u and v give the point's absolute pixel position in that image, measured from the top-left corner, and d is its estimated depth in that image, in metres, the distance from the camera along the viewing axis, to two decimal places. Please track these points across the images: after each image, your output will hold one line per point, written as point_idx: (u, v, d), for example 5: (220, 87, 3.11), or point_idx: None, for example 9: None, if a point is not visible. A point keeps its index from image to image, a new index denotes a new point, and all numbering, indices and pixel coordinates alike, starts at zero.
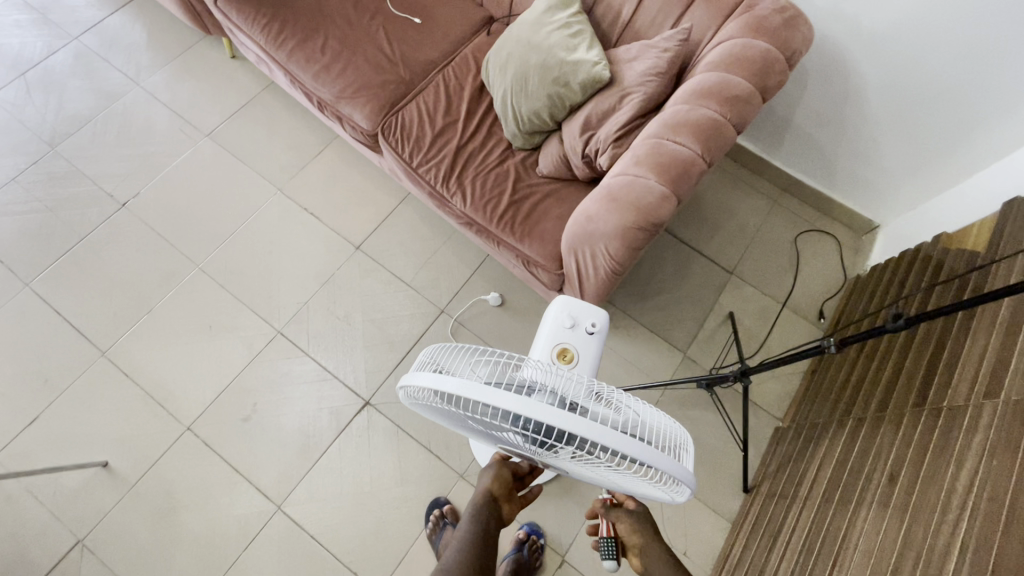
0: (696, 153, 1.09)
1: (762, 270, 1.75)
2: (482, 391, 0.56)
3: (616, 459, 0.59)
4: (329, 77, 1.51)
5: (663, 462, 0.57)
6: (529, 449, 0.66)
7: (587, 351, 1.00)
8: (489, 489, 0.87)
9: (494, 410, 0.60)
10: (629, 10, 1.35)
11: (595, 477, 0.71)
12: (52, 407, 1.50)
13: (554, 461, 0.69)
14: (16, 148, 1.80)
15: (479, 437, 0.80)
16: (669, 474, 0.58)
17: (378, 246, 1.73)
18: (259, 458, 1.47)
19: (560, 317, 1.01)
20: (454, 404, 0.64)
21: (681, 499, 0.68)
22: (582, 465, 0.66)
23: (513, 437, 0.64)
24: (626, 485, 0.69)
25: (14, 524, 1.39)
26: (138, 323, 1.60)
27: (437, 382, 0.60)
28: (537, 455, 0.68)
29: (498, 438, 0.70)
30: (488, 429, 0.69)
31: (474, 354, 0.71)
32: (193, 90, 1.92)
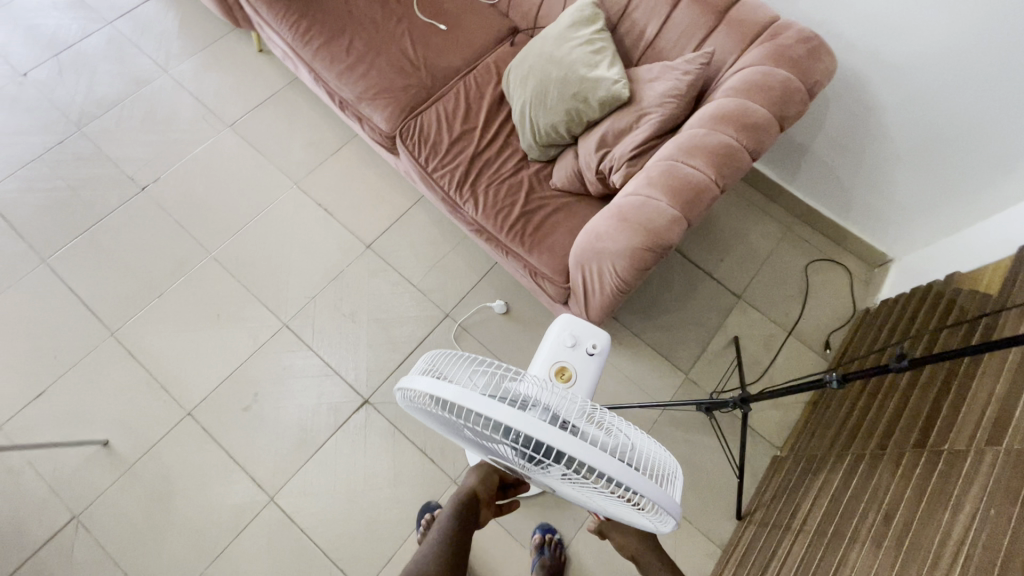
0: (710, 177, 1.09)
1: (770, 297, 1.74)
2: (477, 401, 0.57)
3: (603, 482, 0.59)
4: (351, 77, 1.53)
5: (650, 490, 0.56)
6: (518, 463, 0.67)
7: (586, 372, 1.01)
8: (472, 487, 0.88)
9: (487, 421, 0.60)
10: (653, 29, 1.35)
11: (582, 498, 0.71)
12: (59, 382, 1.53)
13: (542, 478, 0.69)
14: (43, 126, 1.85)
15: (470, 446, 0.81)
16: (655, 501, 0.58)
17: (389, 246, 1.74)
18: (256, 448, 1.49)
19: (562, 335, 1.02)
20: (448, 411, 0.65)
21: (666, 530, 0.67)
22: (569, 485, 0.66)
23: (503, 449, 0.65)
24: (612, 510, 0.69)
25: (12, 495, 1.41)
26: (148, 306, 1.63)
27: (434, 387, 0.60)
28: (526, 470, 0.68)
29: (489, 449, 0.71)
30: (479, 439, 0.69)
31: (472, 362, 0.71)
32: (219, 81, 1.96)
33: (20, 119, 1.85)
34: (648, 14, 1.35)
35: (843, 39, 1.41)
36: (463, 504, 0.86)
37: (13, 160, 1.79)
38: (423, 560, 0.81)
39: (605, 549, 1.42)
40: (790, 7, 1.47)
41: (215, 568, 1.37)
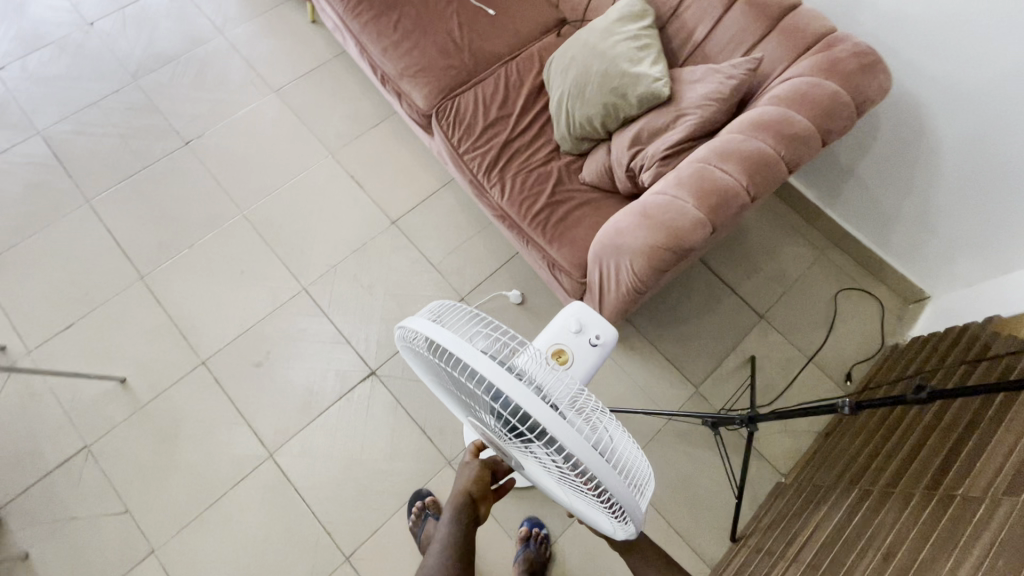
0: (741, 184, 1.06)
1: (794, 320, 1.69)
2: (471, 353, 0.58)
3: (573, 467, 0.59)
4: (396, 53, 1.54)
5: (618, 489, 0.57)
6: (497, 427, 0.68)
7: (585, 360, 0.99)
8: (466, 491, 0.85)
9: (477, 378, 0.61)
10: (703, 31, 1.32)
11: (552, 480, 0.72)
12: (87, 317, 1.60)
13: (517, 449, 0.69)
14: (103, 75, 1.93)
15: (457, 404, 0.82)
16: (618, 498, 0.57)
17: (414, 224, 1.76)
18: (262, 404, 1.52)
19: (567, 322, 1.00)
20: (442, 359, 0.66)
21: (625, 534, 0.67)
22: (541, 462, 0.66)
23: (486, 411, 0.66)
24: (578, 499, 0.70)
25: (32, 418, 1.48)
26: (178, 256, 1.68)
27: (433, 331, 0.62)
28: (503, 438, 0.69)
29: (472, 409, 0.72)
30: (466, 397, 0.70)
31: (479, 322, 0.72)
32: (271, 47, 2.01)
33: (82, 65, 1.94)
34: (699, 15, 1.33)
35: (903, 59, 1.35)
36: (460, 511, 0.85)
37: (71, 103, 1.88)
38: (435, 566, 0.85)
39: (592, 550, 1.41)
40: (851, 22, 1.42)
41: (210, 514, 1.41)
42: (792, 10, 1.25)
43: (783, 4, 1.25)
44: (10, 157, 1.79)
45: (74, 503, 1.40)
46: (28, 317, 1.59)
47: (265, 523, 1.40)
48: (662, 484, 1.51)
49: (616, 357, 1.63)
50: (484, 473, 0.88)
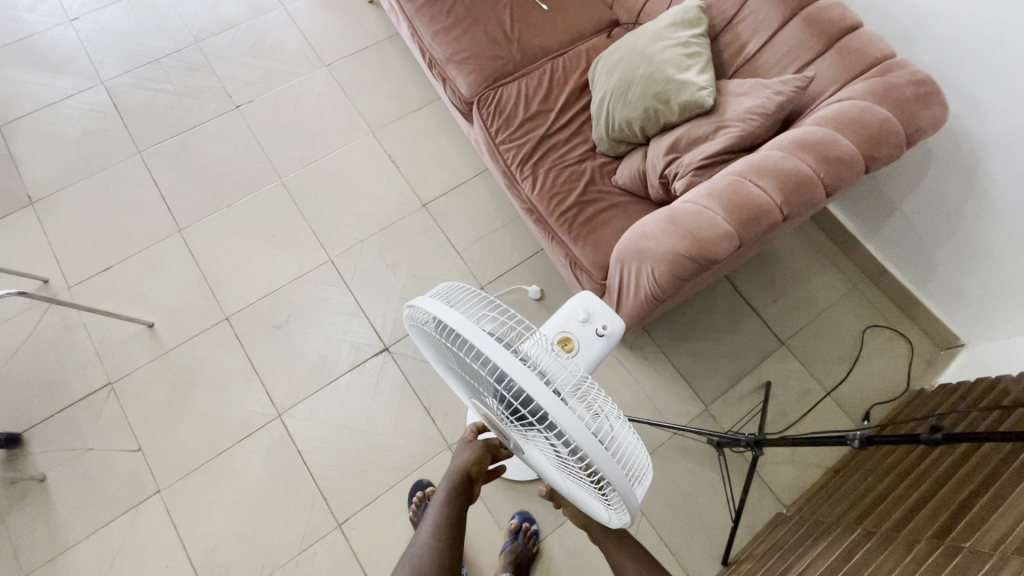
0: (775, 202, 1.04)
1: (816, 351, 1.64)
2: (477, 336, 0.58)
3: (573, 454, 0.59)
4: (445, 39, 1.57)
5: (616, 477, 0.57)
6: (499, 410, 0.68)
7: (589, 349, 1.00)
8: (463, 470, 0.87)
9: (482, 360, 0.62)
10: (756, 45, 1.30)
11: (549, 464, 0.73)
12: (125, 262, 1.67)
13: (517, 432, 0.70)
14: (168, 34, 2.01)
15: (461, 385, 0.83)
16: (616, 487, 0.58)
17: (443, 209, 1.78)
18: (277, 365, 1.57)
19: (574, 311, 1.01)
20: (448, 339, 0.67)
21: (621, 520, 0.68)
22: (541, 446, 0.67)
23: (489, 393, 0.67)
24: (575, 484, 0.71)
25: (64, 350, 1.56)
26: (216, 214, 1.75)
27: (441, 311, 0.62)
28: (504, 421, 0.70)
29: (475, 390, 0.73)
30: (470, 378, 0.71)
31: (486, 305, 0.73)
32: (327, 23, 2.07)
33: (149, 23, 2.02)
34: (754, 28, 1.30)
35: (963, 94, 1.30)
36: (454, 491, 0.86)
37: (135, 58, 1.97)
38: (425, 543, 0.82)
39: (579, 552, 1.40)
40: (913, 51, 1.37)
41: (215, 464, 1.46)
42: (851, 31, 1.22)
43: (842, 24, 1.22)
44: (73, 103, 1.89)
45: (92, 436, 1.47)
46: (72, 255, 1.67)
47: (266, 480, 1.45)
48: (659, 498, 1.49)
49: (628, 365, 1.61)
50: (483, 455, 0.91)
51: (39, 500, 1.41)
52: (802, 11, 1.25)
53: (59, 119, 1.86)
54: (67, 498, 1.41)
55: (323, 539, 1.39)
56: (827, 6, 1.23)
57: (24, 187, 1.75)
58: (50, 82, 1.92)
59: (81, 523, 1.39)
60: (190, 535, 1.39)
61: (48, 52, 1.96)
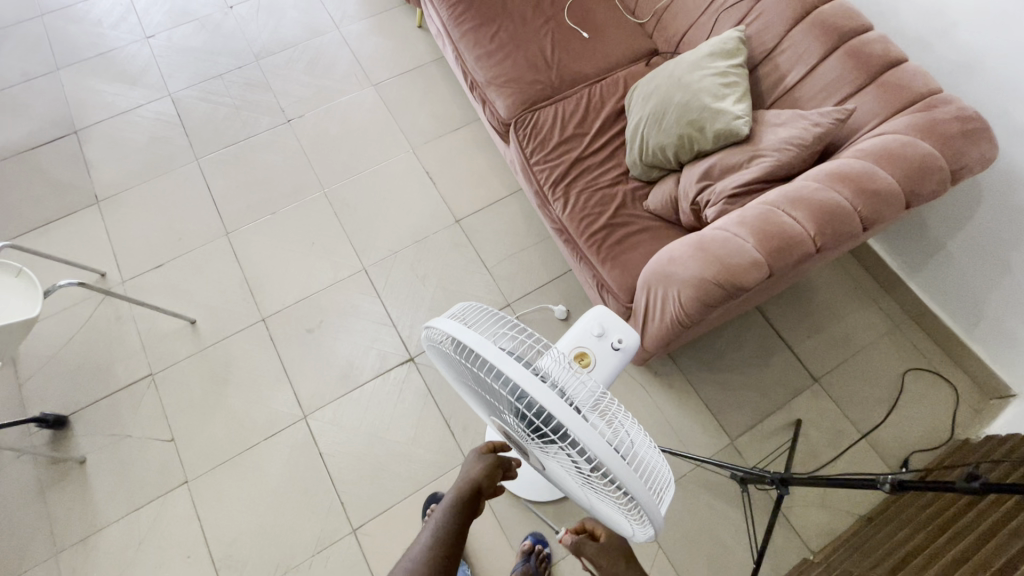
0: (807, 232, 1.01)
1: (850, 391, 1.58)
2: (492, 351, 0.59)
3: (594, 468, 0.59)
4: (488, 63, 1.62)
5: (641, 492, 0.56)
6: (519, 426, 0.69)
7: (606, 364, 0.99)
8: (475, 482, 0.87)
9: (501, 378, 0.63)
10: (796, 77, 1.29)
11: (572, 480, 0.73)
12: (176, 260, 1.77)
13: (538, 448, 0.70)
14: (232, 51, 2.17)
15: (480, 402, 0.84)
16: (640, 501, 0.57)
17: (477, 226, 1.82)
18: (307, 368, 1.62)
19: (588, 327, 1.00)
20: (466, 357, 0.68)
21: (649, 537, 0.68)
22: (562, 461, 0.67)
23: (510, 410, 0.67)
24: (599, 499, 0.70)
25: (113, 340, 1.65)
26: (261, 220, 1.84)
27: (457, 330, 0.63)
28: (525, 437, 0.70)
29: (495, 408, 0.73)
30: (489, 395, 0.72)
31: (501, 323, 0.73)
32: (378, 45, 2.18)
33: (217, 42, 2.19)
34: (794, 58, 1.30)
35: (1015, 132, 1.26)
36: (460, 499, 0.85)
37: (201, 72, 2.12)
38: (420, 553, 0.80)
39: None
40: (962, 87, 1.33)
41: (242, 458, 1.51)
42: (895, 65, 1.20)
43: (886, 58, 1.20)
44: (143, 112, 2.04)
45: (131, 423, 1.55)
46: (129, 252, 1.79)
47: (288, 480, 1.48)
48: (678, 532, 1.44)
49: (653, 393, 1.58)
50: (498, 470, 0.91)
51: (77, 481, 1.48)
52: (845, 43, 1.24)
53: (129, 125, 2.01)
54: (102, 481, 1.48)
55: (337, 543, 1.41)
56: (871, 40, 1.22)
57: (93, 187, 1.89)
58: (124, 93, 2.08)
59: (112, 507, 1.45)
60: (212, 527, 1.43)
61: (125, 65, 2.14)
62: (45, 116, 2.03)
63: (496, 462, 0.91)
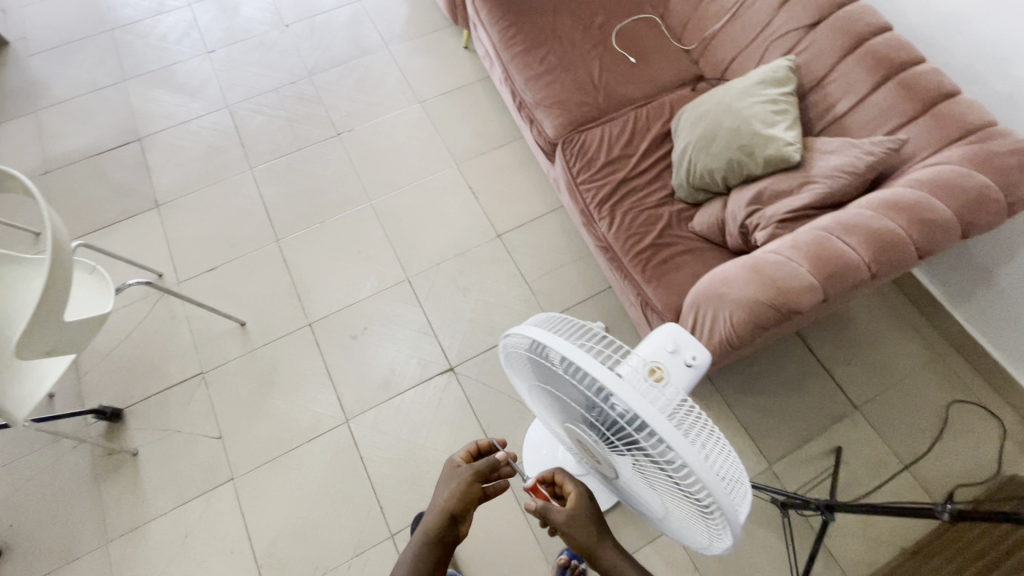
0: (862, 259, 1.03)
1: (891, 420, 1.56)
2: (581, 357, 0.62)
3: (678, 475, 0.61)
4: (536, 84, 1.67)
5: (726, 501, 0.58)
6: (596, 432, 0.71)
7: (679, 380, 0.99)
8: (448, 507, 0.91)
9: (586, 383, 0.65)
10: (846, 106, 1.32)
11: (646, 487, 0.74)
12: (229, 264, 1.85)
13: (614, 454, 0.72)
14: (287, 67, 2.27)
15: (548, 410, 0.87)
16: (724, 510, 0.59)
17: (517, 241, 1.87)
18: (351, 373, 1.67)
19: (664, 342, 1.00)
20: (548, 363, 0.70)
21: (725, 548, 0.69)
22: (639, 468, 0.69)
23: (590, 415, 0.69)
24: (674, 507, 0.71)
25: (166, 339, 1.72)
26: (310, 228, 1.91)
27: (543, 336, 0.66)
28: (601, 443, 0.72)
29: (571, 415, 0.76)
30: (566, 401, 0.74)
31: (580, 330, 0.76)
32: (425, 64, 2.27)
33: (272, 58, 2.30)
34: (844, 88, 1.32)
35: None
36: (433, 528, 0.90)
37: (257, 86, 2.23)
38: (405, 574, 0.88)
39: None
40: (1014, 120, 1.34)
41: (286, 459, 1.55)
42: (948, 97, 1.21)
43: (939, 89, 1.22)
44: (202, 123, 2.15)
45: (181, 419, 1.60)
46: (185, 255, 1.87)
47: (329, 482, 1.52)
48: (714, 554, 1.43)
49: None
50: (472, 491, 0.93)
51: (129, 473, 1.53)
52: (898, 74, 1.26)
53: (188, 135, 2.12)
54: (152, 475, 1.53)
55: (376, 547, 1.44)
56: (924, 71, 1.24)
57: (153, 192, 1.99)
58: (185, 104, 2.19)
59: (161, 499, 1.50)
60: (256, 526, 1.47)
61: (187, 78, 2.26)
62: (111, 123, 2.15)
63: (468, 481, 0.93)
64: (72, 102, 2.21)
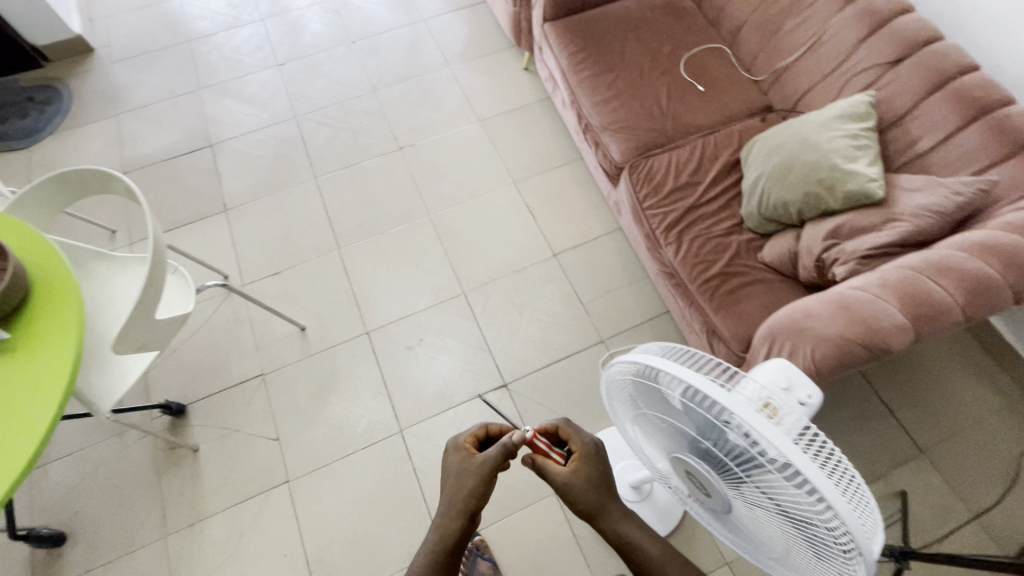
0: (955, 301, 1.01)
1: (960, 466, 1.51)
2: (706, 383, 0.62)
3: (811, 507, 0.59)
4: (604, 108, 1.69)
5: (866, 538, 0.56)
6: (712, 459, 0.70)
7: None
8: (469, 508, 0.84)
9: (708, 409, 0.65)
10: (928, 143, 1.30)
11: (762, 521, 0.72)
12: (291, 270, 1.90)
13: (730, 483, 0.71)
14: (352, 82, 2.35)
15: (649, 435, 0.87)
16: (864, 548, 0.56)
17: (573, 262, 1.88)
18: (407, 384, 1.69)
19: (770, 379, 0.78)
20: (663, 387, 0.71)
21: None
22: (760, 499, 0.67)
23: (707, 441, 0.69)
24: (796, 543, 0.69)
25: (229, 340, 1.77)
26: (371, 239, 1.95)
27: (662, 361, 0.67)
28: (716, 471, 0.71)
29: (681, 440, 0.75)
30: (678, 427, 0.74)
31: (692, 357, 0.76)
32: (485, 83, 2.32)
33: (339, 73, 2.38)
34: (927, 125, 1.31)
35: None
36: (448, 537, 0.83)
37: (324, 99, 2.31)
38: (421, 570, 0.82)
39: None
40: None
41: (341, 464, 1.57)
42: None
43: None
44: (271, 132, 2.23)
45: (241, 419, 1.64)
46: (250, 258, 1.93)
47: (382, 491, 1.53)
48: None
49: None
50: (484, 488, 0.84)
51: (189, 469, 1.57)
52: (985, 114, 1.24)
53: (257, 143, 2.20)
54: (211, 472, 1.56)
55: None
56: (1014, 113, 1.22)
57: (222, 197, 2.07)
58: (255, 113, 2.29)
59: (219, 497, 1.53)
60: (309, 530, 1.49)
61: (258, 88, 2.36)
62: (186, 129, 2.25)
63: (486, 476, 0.85)
64: (150, 107, 2.32)
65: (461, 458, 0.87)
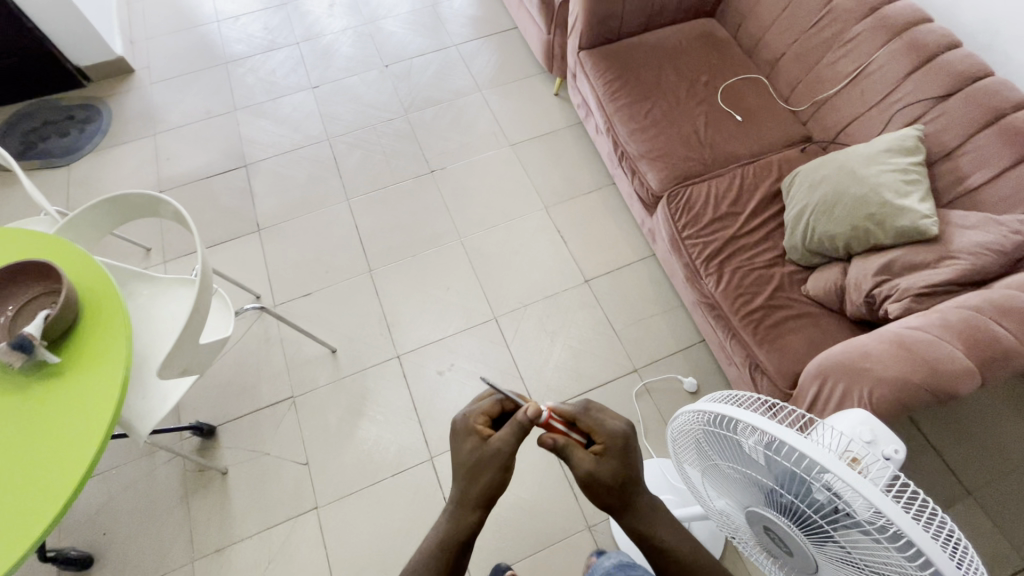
0: (1022, 344, 0.98)
1: (1011, 510, 1.45)
2: (785, 431, 0.60)
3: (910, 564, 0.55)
4: (641, 137, 1.69)
5: None
6: (792, 509, 0.68)
7: None
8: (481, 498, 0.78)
9: (787, 457, 0.63)
10: (979, 179, 1.28)
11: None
12: (322, 291, 1.90)
13: (812, 535, 0.68)
14: (385, 105, 2.39)
15: (717, 482, 0.84)
16: None
17: (605, 288, 1.86)
18: (437, 409, 1.67)
19: (852, 430, 0.75)
20: (736, 434, 0.69)
21: None
22: (848, 553, 0.64)
23: (786, 491, 0.66)
24: None
25: (260, 360, 1.77)
26: (402, 261, 1.96)
27: (734, 409, 0.66)
28: (796, 521, 0.68)
29: (756, 489, 0.73)
30: (752, 475, 0.72)
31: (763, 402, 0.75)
32: (516, 108, 2.34)
33: (372, 96, 2.42)
34: (978, 161, 1.29)
35: None
36: (462, 529, 0.77)
37: (357, 122, 2.34)
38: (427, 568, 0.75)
39: None
40: None
41: (370, 491, 1.55)
42: None
43: None
44: (303, 153, 2.26)
45: (271, 442, 1.63)
46: (282, 278, 1.94)
47: (412, 520, 1.50)
48: None
49: None
50: (501, 476, 0.78)
51: (218, 492, 1.55)
52: None
53: (291, 164, 2.23)
54: (240, 496, 1.55)
55: None
56: None
57: (255, 217, 2.09)
58: (289, 135, 2.32)
59: (247, 522, 1.51)
60: (338, 558, 1.46)
61: (292, 110, 2.40)
62: (221, 149, 2.29)
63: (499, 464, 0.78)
64: (186, 127, 2.37)
65: (472, 446, 0.80)
